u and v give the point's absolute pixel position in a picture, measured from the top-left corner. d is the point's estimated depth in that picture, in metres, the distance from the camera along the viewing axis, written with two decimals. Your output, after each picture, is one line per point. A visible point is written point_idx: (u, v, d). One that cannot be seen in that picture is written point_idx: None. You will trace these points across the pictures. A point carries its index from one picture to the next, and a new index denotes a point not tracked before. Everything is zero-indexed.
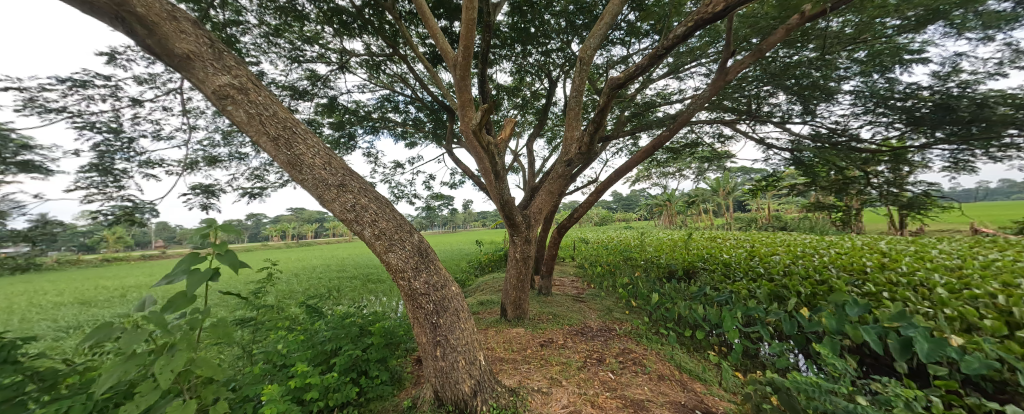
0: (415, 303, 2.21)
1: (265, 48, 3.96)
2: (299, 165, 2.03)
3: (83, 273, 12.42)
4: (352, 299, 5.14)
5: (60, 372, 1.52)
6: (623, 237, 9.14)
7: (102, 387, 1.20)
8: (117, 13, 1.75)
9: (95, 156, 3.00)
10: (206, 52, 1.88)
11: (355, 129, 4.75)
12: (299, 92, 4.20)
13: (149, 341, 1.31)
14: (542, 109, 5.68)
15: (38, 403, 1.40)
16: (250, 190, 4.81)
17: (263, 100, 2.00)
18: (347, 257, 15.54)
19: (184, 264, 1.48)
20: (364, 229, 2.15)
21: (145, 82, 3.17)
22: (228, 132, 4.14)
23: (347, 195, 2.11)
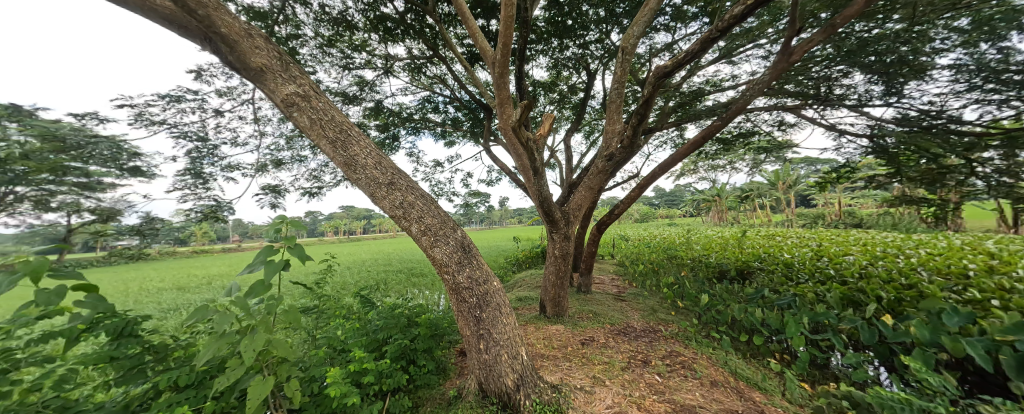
0: (459, 297, 2.29)
1: (320, 58, 4.28)
2: (353, 165, 2.19)
3: (179, 262, 14.49)
4: (399, 292, 5.44)
5: (170, 345, 1.79)
6: (667, 234, 8.68)
7: (202, 360, 1.40)
8: (207, 35, 2.00)
9: (189, 162, 3.46)
10: (276, 64, 2.08)
11: (398, 131, 4.97)
12: (349, 98, 4.50)
13: (236, 323, 1.50)
14: (579, 104, 5.56)
15: (154, 371, 1.66)
16: (309, 190, 5.26)
17: (322, 106, 2.18)
18: (393, 252, 16.43)
19: (261, 256, 1.66)
20: (412, 225, 2.26)
21: (224, 95, 3.58)
22: (291, 137, 4.56)
23: (396, 193, 2.22)
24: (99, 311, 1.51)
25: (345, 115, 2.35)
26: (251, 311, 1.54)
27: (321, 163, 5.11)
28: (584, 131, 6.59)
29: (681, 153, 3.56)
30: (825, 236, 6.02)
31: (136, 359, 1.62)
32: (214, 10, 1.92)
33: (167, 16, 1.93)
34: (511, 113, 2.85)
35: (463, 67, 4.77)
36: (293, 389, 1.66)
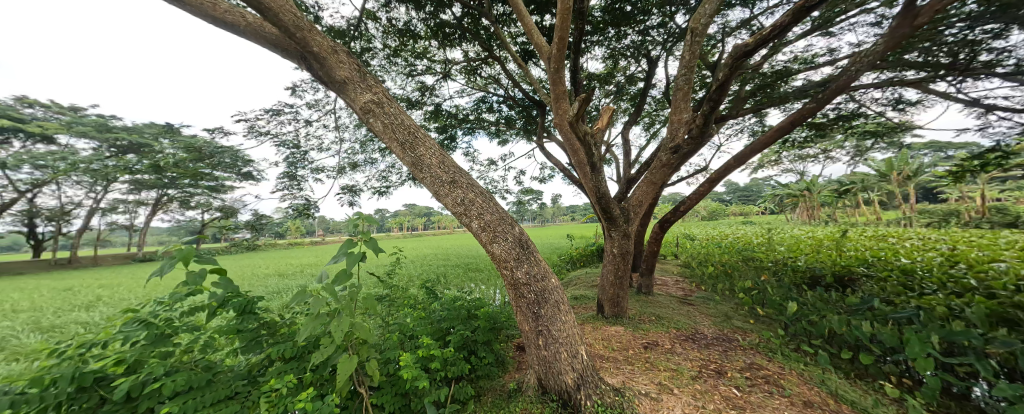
0: (517, 293, 2.31)
1: (387, 68, 4.65)
2: (420, 165, 2.34)
3: (278, 253, 17.00)
4: (457, 285, 5.70)
5: (277, 322, 2.10)
6: (742, 233, 7.79)
7: (303, 336, 1.62)
8: (302, 54, 2.29)
9: (286, 166, 4.03)
10: (356, 76, 2.31)
11: (455, 131, 5.17)
12: (412, 103, 4.82)
13: (327, 306, 1.70)
14: (639, 94, 5.24)
15: (268, 343, 1.97)
16: (379, 189, 5.76)
17: (394, 111, 2.36)
18: (451, 247, 17.31)
19: (345, 248, 1.86)
20: (472, 222, 2.35)
21: (311, 108, 4.08)
22: (364, 141, 5.04)
23: (458, 191, 2.33)
24: (228, 291, 1.83)
25: (413, 119, 2.53)
26: (339, 297, 1.74)
27: (389, 164, 5.56)
28: (643, 123, 6.20)
29: (761, 143, 3.17)
30: (959, 238, 4.86)
31: (255, 333, 1.93)
32: (307, 32, 2.20)
33: (273, 41, 2.26)
34: (567, 108, 2.80)
35: (517, 65, 4.80)
36: (373, 369, 1.83)
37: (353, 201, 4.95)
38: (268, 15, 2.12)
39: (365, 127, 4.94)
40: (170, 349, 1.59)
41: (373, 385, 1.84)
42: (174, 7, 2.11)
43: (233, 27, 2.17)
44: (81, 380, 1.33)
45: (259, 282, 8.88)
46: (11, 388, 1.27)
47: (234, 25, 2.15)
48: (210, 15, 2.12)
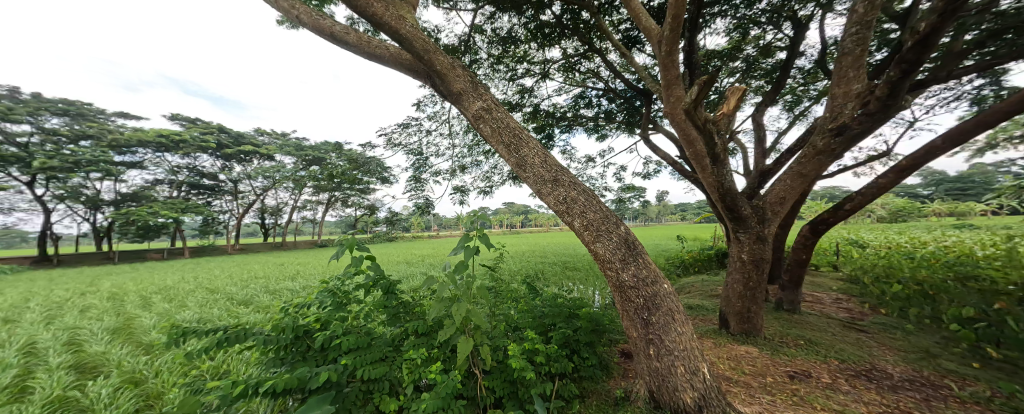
0: (623, 296, 2.17)
1: (491, 76, 4.99)
2: (524, 165, 2.43)
3: (405, 244, 20.27)
4: (556, 283, 5.73)
5: (410, 303, 2.48)
6: (951, 241, 5.57)
7: (431, 316, 1.87)
8: (427, 73, 2.65)
9: (413, 170, 4.75)
10: (470, 87, 2.55)
11: (553, 130, 5.18)
12: (513, 106, 5.06)
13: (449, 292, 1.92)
14: (777, 67, 4.28)
15: (404, 320, 2.34)
16: (483, 189, 6.25)
17: (501, 116, 2.52)
18: (548, 245, 17.59)
19: (462, 242, 2.05)
20: (574, 220, 2.31)
21: (431, 119, 4.68)
22: (471, 145, 5.55)
23: (561, 190, 2.33)
24: (378, 274, 2.24)
25: (517, 122, 2.65)
26: (458, 284, 1.95)
27: (492, 165, 5.96)
28: (783, 102, 5.04)
29: (997, 113, 2.22)
30: None
31: (396, 309, 2.33)
32: (431, 53, 2.53)
33: (406, 66, 2.67)
34: (681, 94, 2.49)
35: (620, 54, 4.52)
36: (485, 353, 1.99)
37: (462, 200, 5.50)
38: (404, 44, 2.54)
39: (472, 133, 5.41)
40: (343, 314, 2.04)
41: (485, 369, 1.99)
42: (341, 50, 2.71)
43: (378, 59, 2.66)
44: (296, 330, 1.85)
45: (393, 268, 10.76)
46: (261, 330, 1.85)
47: (380, 57, 2.63)
48: (364, 52, 2.64)
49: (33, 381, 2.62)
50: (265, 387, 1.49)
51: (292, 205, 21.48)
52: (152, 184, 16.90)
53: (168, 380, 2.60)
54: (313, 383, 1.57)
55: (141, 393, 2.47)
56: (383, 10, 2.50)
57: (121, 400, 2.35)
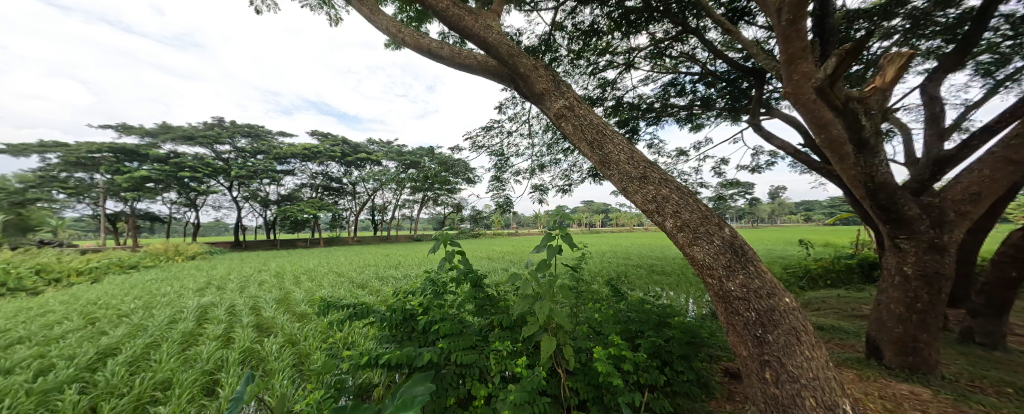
0: (729, 308, 1.88)
1: (571, 72, 4.90)
2: (608, 162, 2.30)
3: (486, 241, 21.53)
4: (641, 288, 5.34)
5: (495, 297, 2.60)
6: None
7: (515, 311, 1.91)
8: (510, 76, 2.72)
9: (495, 171, 4.98)
10: (552, 85, 2.54)
11: (638, 123, 4.82)
12: (594, 101, 4.87)
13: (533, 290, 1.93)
14: (965, 18, 3.19)
15: (490, 312, 2.47)
16: (562, 187, 6.20)
17: (583, 112, 2.45)
18: (633, 246, 16.54)
19: (545, 240, 2.02)
20: (666, 220, 2.10)
21: (512, 121, 4.84)
22: (550, 144, 5.55)
23: (650, 187, 2.14)
24: (467, 267, 2.41)
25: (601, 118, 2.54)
26: (540, 282, 1.94)
27: (572, 163, 5.86)
28: (975, 66, 3.74)
29: None
30: None
31: (483, 302, 2.47)
32: (516, 57, 2.60)
33: (491, 72, 2.80)
34: (811, 68, 2.03)
35: (722, 31, 3.95)
36: (568, 353, 1.96)
37: (541, 199, 5.54)
38: (490, 51, 2.67)
39: (551, 132, 5.40)
40: (439, 302, 2.26)
41: (569, 369, 1.96)
42: (436, 63, 2.99)
43: (467, 68, 2.85)
44: (403, 313, 2.12)
45: (477, 262, 11.51)
46: (377, 310, 2.17)
47: (469, 66, 2.82)
48: (455, 63, 2.87)
49: (233, 334, 3.58)
50: (382, 359, 1.75)
51: (394, 204, 24.74)
52: (298, 188, 21.45)
53: (313, 344, 3.27)
54: (419, 361, 1.78)
55: (296, 352, 3.17)
56: (472, 22, 2.67)
57: (284, 355, 3.04)
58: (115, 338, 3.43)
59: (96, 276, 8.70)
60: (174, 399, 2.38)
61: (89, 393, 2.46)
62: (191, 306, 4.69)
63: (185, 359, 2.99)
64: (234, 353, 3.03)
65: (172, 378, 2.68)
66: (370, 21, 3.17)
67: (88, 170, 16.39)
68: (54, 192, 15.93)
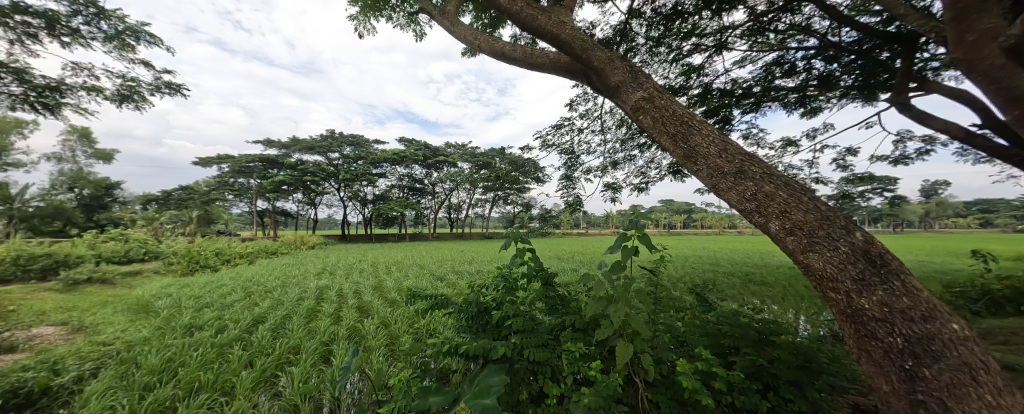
0: (862, 331, 1.53)
1: (650, 61, 4.56)
2: (694, 157, 2.07)
3: (556, 240, 21.45)
4: (734, 298, 4.70)
5: (566, 297, 2.55)
6: None
7: (588, 314, 1.80)
8: (584, 71, 2.64)
9: (565, 169, 4.91)
10: (628, 77, 2.38)
11: (731, 112, 4.23)
12: (676, 90, 4.45)
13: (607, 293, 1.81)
14: None
15: (561, 312, 2.43)
16: (638, 186, 5.81)
17: (664, 103, 2.24)
18: (722, 251, 14.71)
19: (620, 240, 1.81)
20: (770, 222, 1.79)
21: (583, 117, 4.73)
22: (624, 140, 5.24)
23: (749, 183, 1.85)
24: (538, 265, 2.41)
25: (686, 107, 2.30)
26: (615, 285, 1.81)
27: (649, 159, 5.46)
28: None
29: None
30: None
31: (554, 301, 2.43)
32: (589, 50, 2.52)
33: (564, 68, 2.76)
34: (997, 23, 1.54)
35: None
36: (648, 363, 1.81)
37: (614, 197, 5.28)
38: (563, 48, 2.64)
39: (626, 127, 5.10)
40: (512, 298, 2.31)
41: (649, 380, 1.81)
42: (510, 65, 3.07)
43: (540, 67, 2.86)
44: (479, 305, 2.23)
45: (547, 262, 11.53)
46: (456, 301, 2.33)
47: (541, 65, 2.82)
48: (527, 63, 2.91)
49: (342, 313, 4.23)
50: (461, 348, 1.86)
51: (467, 203, 26.32)
52: (388, 189, 24.33)
53: (402, 328, 3.67)
54: (493, 354, 1.84)
55: (389, 333, 3.60)
56: (545, 20, 2.67)
57: (380, 335, 3.49)
58: (263, 308, 4.35)
59: (251, 258, 11.20)
60: (302, 361, 2.92)
61: (248, 349, 3.18)
62: (311, 287, 5.70)
63: (309, 331, 3.64)
64: (342, 329, 3.58)
65: (300, 345, 3.29)
66: (451, 32, 3.41)
67: (245, 176, 21.16)
68: (225, 194, 20.98)
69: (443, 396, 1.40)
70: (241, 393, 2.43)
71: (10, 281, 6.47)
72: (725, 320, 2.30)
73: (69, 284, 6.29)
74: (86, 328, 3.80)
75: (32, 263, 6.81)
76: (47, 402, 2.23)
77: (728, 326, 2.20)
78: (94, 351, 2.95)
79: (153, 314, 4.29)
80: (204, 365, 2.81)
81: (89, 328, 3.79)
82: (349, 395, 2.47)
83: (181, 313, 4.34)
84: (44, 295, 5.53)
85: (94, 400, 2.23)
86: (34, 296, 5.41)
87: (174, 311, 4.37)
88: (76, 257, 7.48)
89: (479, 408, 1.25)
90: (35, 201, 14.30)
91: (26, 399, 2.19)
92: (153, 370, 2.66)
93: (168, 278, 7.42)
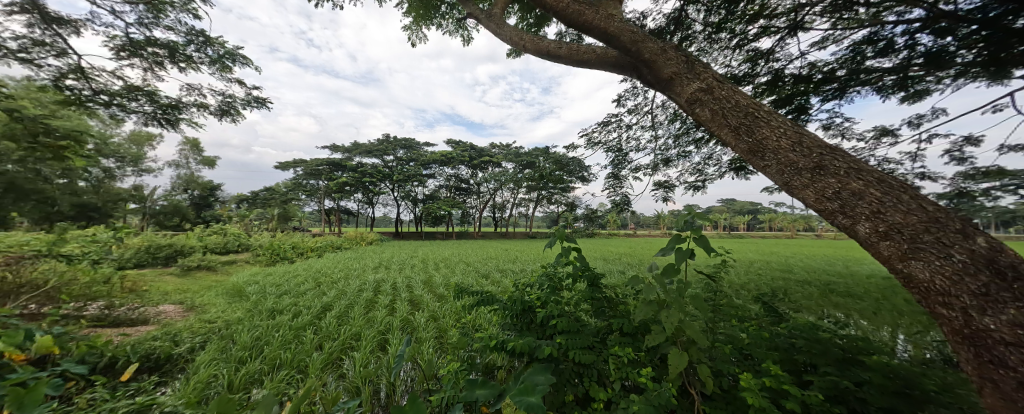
0: (985, 356, 1.27)
1: (708, 49, 4.22)
2: (760, 151, 1.87)
3: (602, 241, 20.86)
4: (810, 310, 4.15)
5: (614, 299, 2.46)
6: None
7: (636, 319, 1.70)
8: (633, 64, 2.52)
9: (612, 168, 4.75)
10: (684, 68, 2.23)
11: (808, 100, 3.74)
12: (739, 79, 4.06)
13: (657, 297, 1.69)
14: None
15: (608, 314, 2.34)
16: (694, 184, 5.41)
17: (726, 94, 2.06)
18: (794, 256, 13.15)
19: (673, 242, 1.67)
20: (857, 224, 1.55)
21: (632, 113, 4.54)
22: (678, 135, 4.91)
23: (831, 181, 1.63)
24: (584, 265, 2.34)
25: (751, 96, 2.08)
26: (667, 289, 1.68)
27: (706, 155, 5.06)
28: None
29: None
30: None
31: (601, 303, 2.35)
32: (640, 43, 2.40)
33: (613, 63, 2.67)
34: None
35: None
36: (706, 374, 1.66)
37: (667, 197, 4.97)
38: (612, 42, 2.54)
39: (680, 121, 4.78)
40: (556, 298, 2.29)
41: (707, 393, 1.67)
42: (556, 63, 3.05)
43: (587, 63, 2.80)
44: (523, 304, 2.24)
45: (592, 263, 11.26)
46: (501, 299, 2.37)
47: (589, 61, 2.76)
48: (573, 60, 2.86)
49: (396, 305, 4.54)
50: (507, 345, 1.89)
51: (511, 202, 26.66)
52: (437, 189, 25.56)
53: (450, 322, 3.84)
54: (538, 353, 1.84)
55: (438, 327, 3.78)
56: (593, 14, 2.59)
57: (429, 327, 3.68)
58: (329, 298, 4.84)
59: (320, 252, 12.53)
60: (363, 348, 3.19)
61: (318, 333, 3.55)
62: (370, 280, 6.20)
63: (367, 320, 3.97)
64: (397, 321, 3.85)
65: (360, 332, 3.59)
66: (497, 34, 3.48)
67: (314, 178, 23.67)
68: (298, 194, 23.67)
69: (490, 390, 1.43)
70: (313, 372, 2.73)
71: (145, 266, 7.97)
72: (800, 333, 2.04)
73: (184, 270, 7.58)
74: (196, 307, 4.55)
75: (159, 251, 8.33)
76: (170, 367, 2.72)
77: (804, 340, 1.95)
78: (203, 327, 3.52)
79: (245, 298, 5.00)
80: (283, 345, 3.21)
81: (199, 308, 4.53)
82: (403, 382, 2.64)
83: (266, 298, 5.00)
84: (167, 278, 6.73)
85: (202, 368, 2.65)
86: (161, 279, 6.61)
87: (260, 296, 5.04)
88: (190, 247, 8.98)
89: (524, 406, 1.26)
90: (161, 201, 17.43)
91: (156, 363, 2.69)
92: (245, 346, 3.10)
93: (255, 267, 8.60)
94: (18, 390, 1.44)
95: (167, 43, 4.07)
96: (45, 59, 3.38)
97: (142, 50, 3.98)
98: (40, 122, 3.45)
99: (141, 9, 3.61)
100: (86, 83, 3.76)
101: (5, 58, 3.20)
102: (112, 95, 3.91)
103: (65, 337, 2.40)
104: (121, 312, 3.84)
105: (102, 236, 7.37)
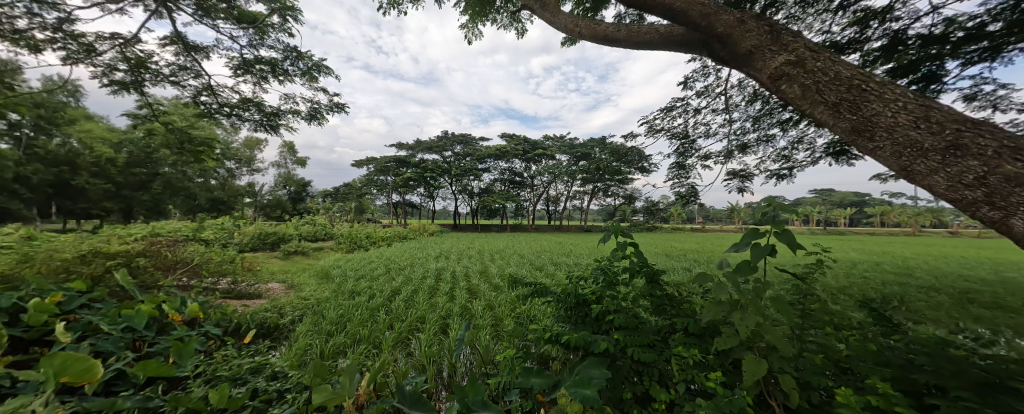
0: None
1: (801, 14, 3.63)
2: (869, 130, 1.57)
3: (664, 236, 19.56)
4: (937, 323, 3.38)
5: (678, 297, 2.27)
6: None
7: (703, 318, 1.55)
8: (705, 40, 2.27)
9: (677, 157, 4.39)
10: (767, 40, 1.95)
11: (941, 66, 3.00)
12: (841, 47, 3.44)
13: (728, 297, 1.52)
14: None
15: (669, 313, 2.17)
16: (778, 172, 4.76)
17: (821, 65, 1.76)
18: (916, 258, 10.84)
19: (748, 238, 1.47)
20: (1012, 218, 1.22)
21: (701, 96, 4.14)
22: (758, 116, 4.35)
23: (972, 163, 1.31)
24: (642, 260, 2.19)
25: (857, 65, 1.74)
26: (742, 289, 1.47)
27: (795, 139, 4.39)
28: None
29: None
30: None
31: (661, 300, 2.17)
32: (712, 15, 2.15)
33: (681, 42, 2.45)
34: None
35: None
36: (789, 385, 1.47)
37: (744, 187, 4.45)
38: (679, 17, 2.32)
39: (761, 101, 4.22)
40: (613, 294, 2.21)
41: (791, 405, 1.47)
42: (615, 47, 2.91)
43: (649, 44, 2.61)
44: (578, 297, 2.19)
45: (653, 260, 10.58)
46: (555, 291, 2.34)
47: (651, 42, 2.58)
48: (634, 42, 2.69)
49: (455, 293, 4.83)
50: (561, 337, 1.86)
51: (565, 195, 26.21)
52: (492, 182, 26.32)
53: (505, 312, 3.96)
54: (594, 347, 1.78)
55: (495, 316, 3.93)
56: None
57: (485, 315, 3.86)
58: (398, 283, 5.33)
59: (390, 241, 13.86)
60: (427, 329, 3.48)
61: (389, 313, 3.96)
62: (432, 268, 6.67)
63: (430, 305, 4.29)
64: (456, 307, 4.10)
65: (424, 316, 3.90)
66: (552, 23, 3.41)
67: (383, 175, 25.95)
68: (370, 189, 26.16)
69: (544, 379, 1.46)
70: (386, 348, 3.04)
71: (257, 250, 9.60)
72: (921, 349, 1.66)
73: (286, 254, 9.02)
74: (294, 286, 5.36)
75: (267, 238, 10.00)
76: (278, 335, 3.27)
77: (927, 357, 1.58)
78: (300, 303, 4.14)
79: (330, 281, 5.75)
80: (361, 323, 3.62)
81: (297, 287, 5.32)
82: (462, 365, 2.81)
83: (347, 281, 5.70)
84: (274, 261, 8.02)
85: (301, 337, 3.13)
86: (270, 261, 7.94)
87: (342, 279, 5.75)
88: (289, 235, 10.61)
89: (579, 397, 1.27)
90: (267, 196, 20.75)
91: (268, 330, 3.25)
92: (332, 321, 3.58)
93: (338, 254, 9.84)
94: (178, 343, 1.87)
95: (269, 60, 4.77)
96: (187, 81, 4.22)
97: (253, 67, 4.73)
98: (185, 132, 4.33)
99: (251, 33, 4.29)
100: (215, 99, 4.61)
101: (162, 82, 4.08)
102: (231, 107, 4.73)
103: (206, 305, 3.01)
104: (243, 287, 4.70)
105: (228, 225, 9.04)
